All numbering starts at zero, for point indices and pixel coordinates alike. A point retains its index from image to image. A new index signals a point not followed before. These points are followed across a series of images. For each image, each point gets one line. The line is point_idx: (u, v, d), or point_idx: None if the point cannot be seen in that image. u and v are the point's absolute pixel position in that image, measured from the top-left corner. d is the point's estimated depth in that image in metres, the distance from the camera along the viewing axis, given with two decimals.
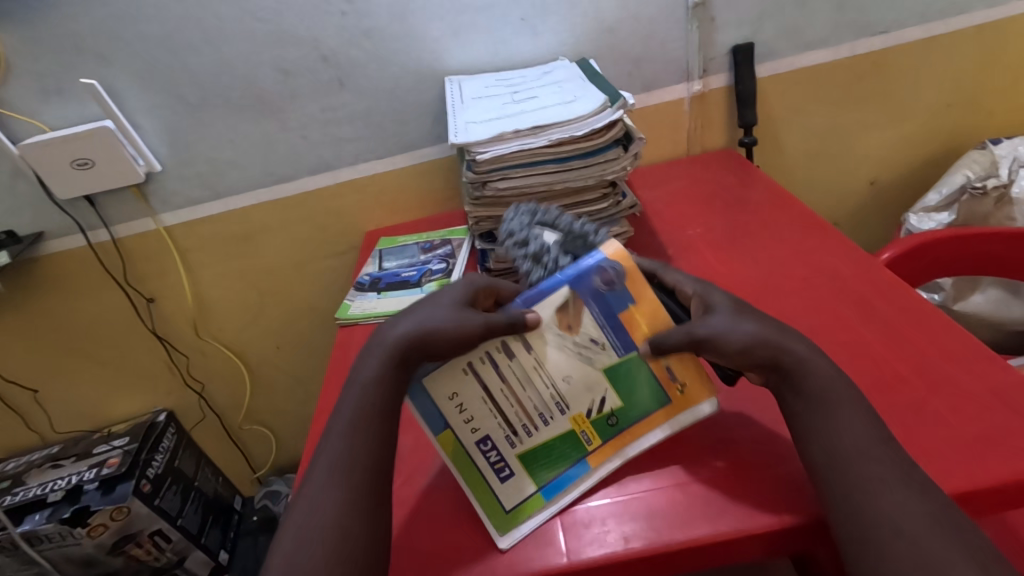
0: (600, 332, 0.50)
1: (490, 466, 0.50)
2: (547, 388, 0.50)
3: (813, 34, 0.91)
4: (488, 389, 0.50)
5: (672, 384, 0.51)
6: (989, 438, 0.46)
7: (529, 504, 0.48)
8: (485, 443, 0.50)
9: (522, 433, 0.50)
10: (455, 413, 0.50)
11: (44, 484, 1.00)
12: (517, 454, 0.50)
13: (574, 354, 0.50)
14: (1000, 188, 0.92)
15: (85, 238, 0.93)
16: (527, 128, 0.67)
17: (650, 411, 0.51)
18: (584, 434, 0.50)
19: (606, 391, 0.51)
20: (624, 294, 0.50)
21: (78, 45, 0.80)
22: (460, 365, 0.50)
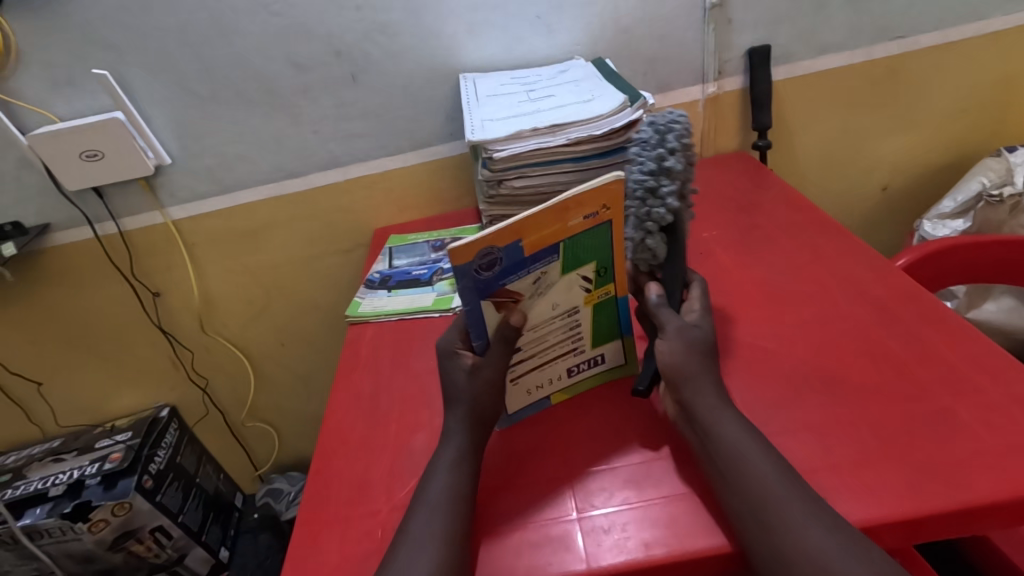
0: (528, 275, 0.49)
1: (589, 366, 0.58)
2: (562, 315, 0.54)
3: (831, 38, 0.90)
4: (535, 368, 0.55)
5: (597, 215, 0.48)
6: (1016, 448, 0.46)
7: (631, 345, 0.59)
8: (570, 370, 0.57)
9: (579, 340, 0.56)
10: (546, 386, 0.56)
11: (45, 478, 0.99)
12: (594, 345, 0.57)
13: (536, 297, 0.51)
14: (1015, 197, 0.90)
15: (93, 231, 0.93)
16: (545, 126, 0.66)
17: (607, 234, 0.50)
18: (601, 295, 0.54)
19: (579, 274, 0.52)
20: (507, 250, 0.46)
21: (90, 36, 0.79)
22: (523, 388, 0.55)
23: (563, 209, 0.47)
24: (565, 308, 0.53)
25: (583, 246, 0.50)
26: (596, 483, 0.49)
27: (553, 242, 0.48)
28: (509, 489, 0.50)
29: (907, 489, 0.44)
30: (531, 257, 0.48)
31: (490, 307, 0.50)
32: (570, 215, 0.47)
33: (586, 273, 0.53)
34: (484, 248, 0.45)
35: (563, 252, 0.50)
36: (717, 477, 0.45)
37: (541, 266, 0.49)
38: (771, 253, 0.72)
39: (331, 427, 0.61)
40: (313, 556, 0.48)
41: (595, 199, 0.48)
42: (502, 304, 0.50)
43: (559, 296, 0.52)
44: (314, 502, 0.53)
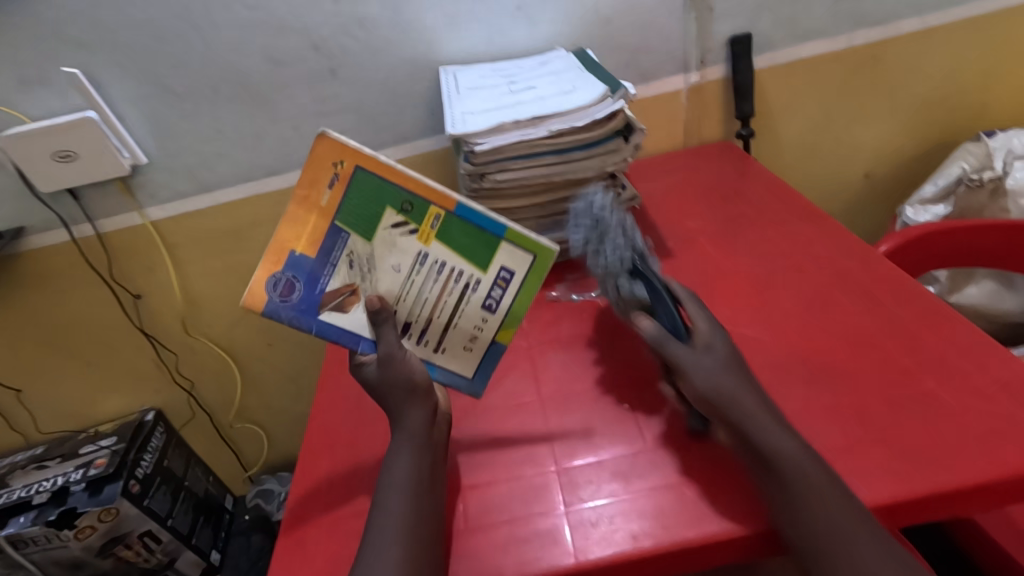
0: (334, 274, 0.51)
1: (499, 286, 0.53)
2: (413, 269, 0.51)
3: (811, 25, 0.90)
4: (444, 327, 0.54)
5: (338, 177, 0.48)
6: (998, 429, 0.46)
7: (520, 238, 0.51)
8: (489, 304, 0.53)
9: (460, 275, 0.52)
10: (480, 331, 0.54)
11: (29, 486, 0.98)
12: (483, 268, 0.52)
13: (369, 272, 0.51)
14: (995, 180, 0.91)
15: (69, 233, 0.91)
16: (527, 119, 0.65)
17: (371, 177, 0.49)
18: (432, 220, 0.50)
19: (386, 226, 0.50)
20: (288, 266, 0.50)
21: (59, 33, 0.77)
22: (459, 345, 0.55)
23: (303, 200, 0.49)
24: (413, 262, 0.51)
25: (368, 210, 0.49)
26: (584, 476, 0.49)
27: (326, 227, 0.50)
28: (498, 485, 0.50)
29: (890, 475, 0.45)
30: (321, 254, 0.50)
31: (337, 313, 0.52)
32: (314, 196, 0.49)
33: (395, 219, 0.50)
34: (268, 276, 0.50)
35: (348, 224, 0.50)
36: (778, 497, 0.42)
37: (351, 245, 0.50)
38: (755, 242, 0.72)
39: (316, 429, 0.60)
40: (300, 559, 0.48)
41: (319, 170, 0.48)
42: (337, 308, 0.51)
43: (402, 246, 0.51)
44: (299, 503, 0.52)
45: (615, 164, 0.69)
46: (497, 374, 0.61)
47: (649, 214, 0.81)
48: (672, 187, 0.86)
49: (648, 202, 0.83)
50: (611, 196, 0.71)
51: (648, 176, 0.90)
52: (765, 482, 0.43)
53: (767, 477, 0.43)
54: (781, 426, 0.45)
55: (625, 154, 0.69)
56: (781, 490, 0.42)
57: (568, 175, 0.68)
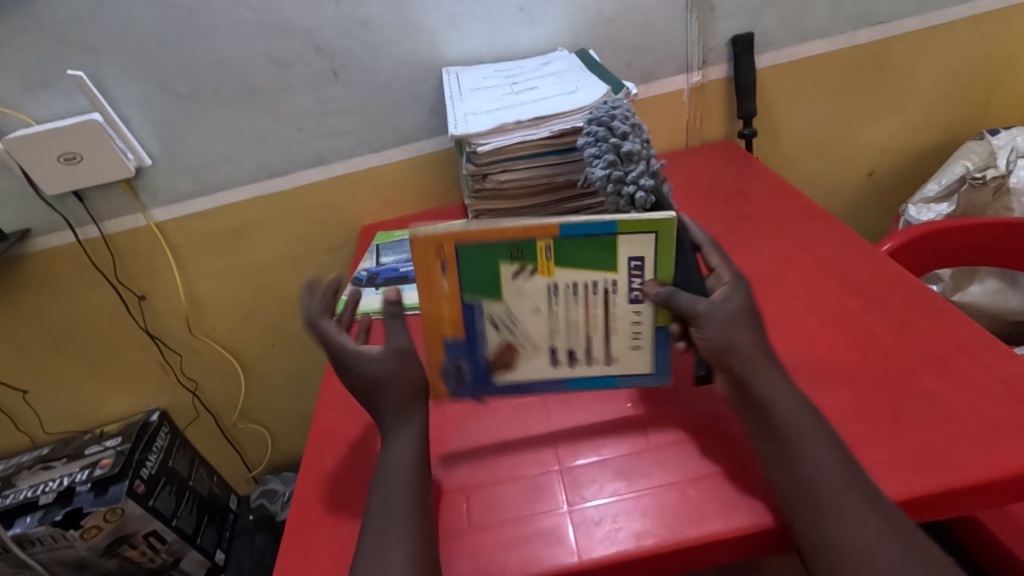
0: (486, 331, 0.52)
1: (638, 281, 0.50)
2: (557, 298, 0.51)
3: (813, 24, 0.90)
4: (607, 338, 0.52)
5: (445, 260, 0.50)
6: (1000, 428, 0.46)
7: (636, 224, 0.48)
8: (634, 295, 0.51)
9: (596, 285, 0.50)
10: (642, 325, 0.52)
11: (35, 486, 0.98)
12: (612, 270, 0.50)
13: (514, 322, 0.52)
14: (998, 179, 0.91)
15: (74, 235, 0.91)
16: (529, 119, 0.66)
17: (469, 244, 0.49)
18: (546, 253, 0.49)
19: (510, 279, 0.50)
20: (450, 348, 0.53)
21: (64, 36, 0.78)
22: (627, 349, 0.53)
23: (427, 291, 0.51)
24: (548, 297, 0.51)
25: (487, 275, 0.50)
26: (587, 475, 0.49)
27: (457, 306, 0.51)
28: (501, 484, 0.50)
29: (894, 475, 0.45)
30: (467, 331, 0.52)
31: (501, 372, 0.54)
32: (433, 285, 0.50)
33: (512, 267, 0.50)
34: (430, 360, 0.53)
35: (474, 294, 0.51)
36: (770, 455, 0.45)
37: (486, 312, 0.51)
38: (757, 241, 0.72)
39: (319, 429, 0.60)
40: (304, 559, 0.48)
41: (428, 263, 0.50)
42: (503, 367, 0.54)
43: (528, 289, 0.50)
44: (304, 503, 0.53)
45: None
46: None
47: None
48: (674, 187, 0.86)
49: None
50: None
51: None
52: (763, 439, 0.45)
53: (763, 429, 0.46)
54: (778, 378, 0.47)
55: None
56: (775, 446, 0.44)
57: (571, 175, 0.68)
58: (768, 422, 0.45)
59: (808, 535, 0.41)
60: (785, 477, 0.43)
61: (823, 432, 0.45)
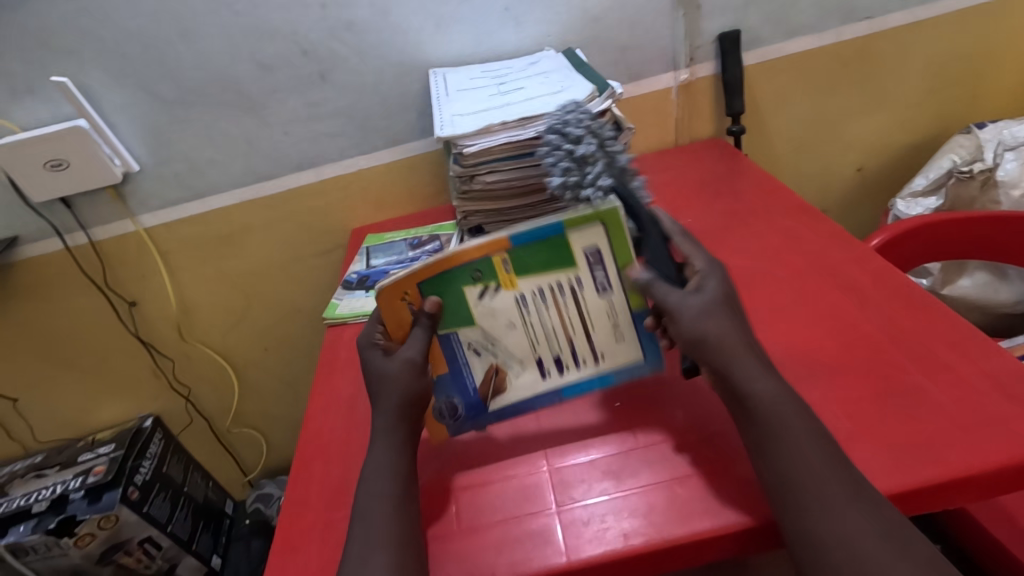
0: (467, 356, 0.54)
1: (603, 272, 0.51)
2: (527, 309, 0.52)
3: (800, 21, 0.90)
4: (587, 335, 0.53)
5: (411, 303, 0.51)
6: (985, 421, 0.47)
7: (581, 218, 0.49)
8: (601, 285, 0.52)
9: (562, 286, 0.52)
10: (620, 315, 0.53)
11: (28, 495, 0.98)
12: (572, 268, 0.51)
13: (493, 343, 0.53)
14: (986, 172, 0.92)
15: (63, 242, 0.91)
16: (515, 120, 0.66)
17: (431, 279, 0.50)
18: (505, 267, 0.50)
19: (479, 304, 0.52)
20: (438, 382, 0.54)
21: (48, 42, 0.77)
22: (613, 341, 0.54)
23: (399, 325, 0.53)
24: (519, 310, 0.52)
25: (458, 307, 0.52)
26: (576, 475, 0.49)
27: (435, 344, 0.53)
28: (491, 486, 0.50)
29: (881, 470, 0.45)
30: (450, 362, 0.54)
31: (495, 399, 0.55)
32: (402, 325, 0.52)
33: (478, 289, 0.51)
34: (432, 410, 0.54)
35: (450, 326, 0.52)
36: (752, 446, 0.44)
37: (462, 339, 0.53)
38: (745, 239, 0.72)
39: (309, 433, 0.60)
40: (294, 564, 0.48)
41: (397, 311, 0.52)
42: (496, 392, 0.55)
43: (497, 308, 0.52)
44: (294, 508, 0.53)
45: None
46: None
47: None
48: (663, 186, 0.86)
49: None
50: None
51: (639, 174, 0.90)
52: (741, 422, 0.45)
53: (743, 417, 0.45)
54: (757, 366, 0.46)
55: None
56: (756, 435, 0.44)
57: None
58: (753, 417, 0.44)
59: (793, 527, 0.40)
60: (770, 470, 0.43)
61: (803, 420, 0.44)
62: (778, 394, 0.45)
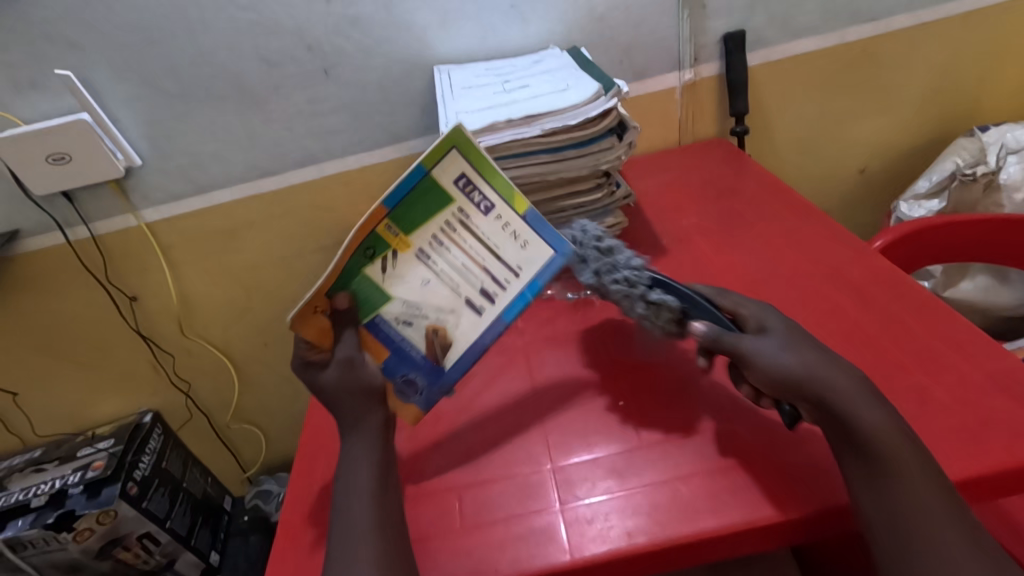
0: (400, 333, 0.53)
1: (484, 200, 0.52)
2: (433, 267, 0.53)
3: (805, 22, 0.90)
4: (497, 257, 0.53)
5: (326, 310, 0.52)
6: (988, 422, 0.47)
7: (429, 159, 0.50)
8: (485, 208, 0.53)
9: (450, 227, 0.53)
10: (523, 236, 0.53)
11: (27, 489, 0.98)
12: (450, 203, 0.52)
13: (416, 309, 0.53)
14: (988, 175, 0.92)
15: (64, 236, 0.91)
16: (520, 117, 0.65)
17: (333, 277, 0.50)
18: (387, 232, 0.51)
19: (389, 279, 0.52)
20: (386, 367, 0.53)
21: (51, 35, 0.77)
22: (525, 259, 0.53)
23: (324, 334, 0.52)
24: (426, 267, 0.52)
25: (371, 293, 0.52)
26: (579, 473, 0.49)
27: (364, 334, 0.53)
28: (494, 483, 0.50)
29: None
30: (388, 345, 0.53)
31: (439, 353, 0.53)
32: (328, 337, 0.52)
33: (380, 264, 0.52)
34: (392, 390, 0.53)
35: (368, 314, 0.53)
36: (861, 478, 0.41)
37: (389, 317, 0.53)
38: (749, 239, 0.72)
39: (311, 428, 0.60)
40: (296, 560, 0.48)
41: (322, 330, 0.52)
42: (444, 348, 0.53)
43: (404, 274, 0.52)
44: (296, 503, 0.52)
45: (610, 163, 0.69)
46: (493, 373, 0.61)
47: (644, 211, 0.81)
48: (666, 185, 0.86)
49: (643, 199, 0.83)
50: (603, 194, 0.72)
51: (643, 174, 0.90)
52: (851, 455, 0.42)
53: (851, 449, 0.42)
54: (866, 398, 0.44)
55: (619, 153, 0.69)
56: (867, 467, 0.41)
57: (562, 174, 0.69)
58: (850, 437, 0.42)
59: (890, 547, 0.39)
60: (872, 502, 0.41)
61: (919, 460, 0.41)
62: (886, 426, 0.42)
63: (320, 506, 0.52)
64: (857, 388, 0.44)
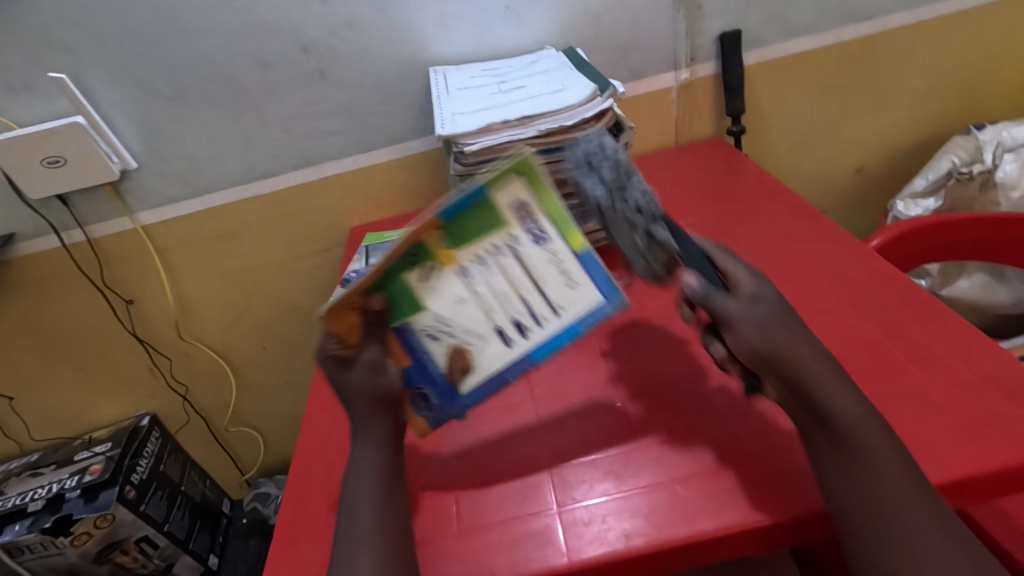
0: (429, 348, 0.52)
1: (544, 227, 0.50)
2: (473, 290, 0.51)
3: (800, 21, 0.90)
4: (540, 291, 0.51)
5: (358, 310, 0.49)
6: (986, 421, 0.47)
7: (500, 177, 0.48)
8: (538, 237, 0.51)
9: (501, 250, 0.50)
10: (561, 270, 0.51)
11: (24, 493, 0.97)
12: (510, 227, 0.50)
13: (444, 327, 0.51)
14: (985, 173, 0.93)
15: (60, 239, 0.90)
16: (516, 118, 0.66)
17: (372, 276, 0.48)
18: (435, 241, 0.49)
19: (423, 286, 0.50)
20: (404, 377, 0.52)
21: (46, 38, 0.77)
22: (563, 297, 0.51)
23: (348, 331, 0.50)
24: (463, 284, 0.50)
25: (404, 300, 0.50)
26: (576, 476, 0.49)
27: (389, 340, 0.51)
28: (490, 486, 0.50)
29: None
30: (411, 353, 0.52)
31: (462, 381, 0.52)
32: (354, 333, 0.50)
33: (415, 275, 0.50)
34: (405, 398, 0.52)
35: (398, 319, 0.51)
36: (826, 473, 0.42)
37: (417, 327, 0.51)
38: (746, 239, 0.72)
39: (308, 432, 0.60)
40: (293, 565, 0.48)
41: (346, 327, 0.50)
42: (465, 372, 0.52)
43: (440, 286, 0.50)
44: (293, 507, 0.52)
45: None
46: None
47: None
48: (662, 185, 0.86)
49: None
50: None
51: (640, 174, 0.90)
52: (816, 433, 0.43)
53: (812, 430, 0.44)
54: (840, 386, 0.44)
55: None
56: (838, 457, 0.42)
57: None
58: (825, 424, 0.43)
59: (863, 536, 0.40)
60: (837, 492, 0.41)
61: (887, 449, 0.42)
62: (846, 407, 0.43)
63: (317, 510, 0.52)
64: (825, 366, 0.45)
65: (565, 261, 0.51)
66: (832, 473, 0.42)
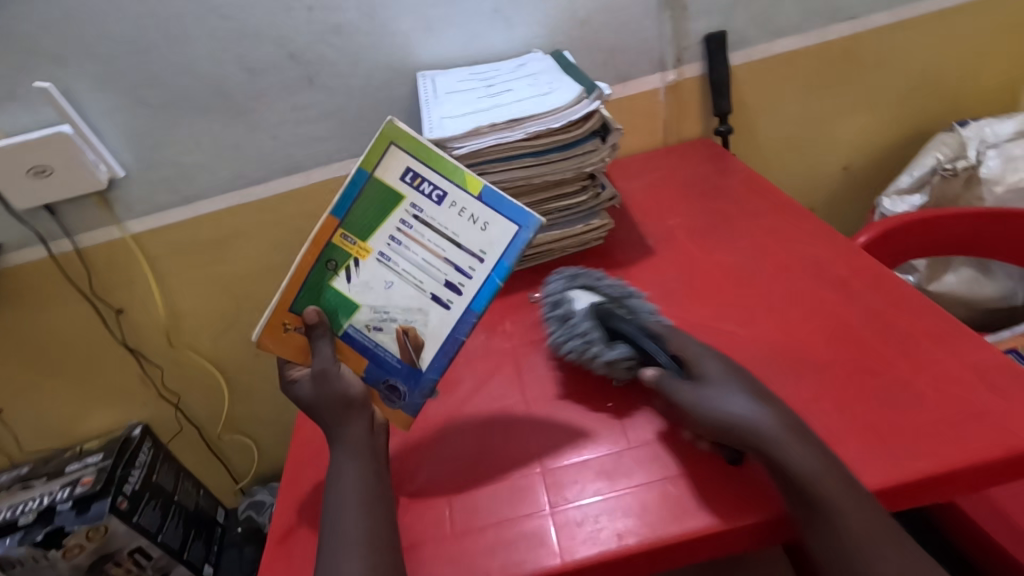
0: (377, 340, 0.53)
1: (434, 187, 0.52)
2: (399, 268, 0.53)
3: (785, 21, 0.91)
4: (457, 244, 0.52)
5: (297, 326, 0.53)
6: (973, 414, 0.47)
7: (371, 158, 0.52)
8: (437, 197, 0.52)
9: (406, 224, 0.53)
10: (467, 220, 0.52)
11: (14, 506, 0.96)
12: (403, 199, 0.52)
13: (381, 309, 0.53)
14: (969, 169, 0.94)
15: (48, 249, 0.90)
16: (503, 122, 0.65)
17: (297, 290, 0.53)
18: (345, 241, 0.53)
19: (351, 285, 0.53)
20: (366, 374, 0.54)
21: (30, 48, 0.76)
22: (484, 245, 0.52)
23: (300, 352, 0.54)
24: (387, 267, 0.53)
25: (340, 304, 0.53)
26: (569, 476, 0.49)
27: (337, 346, 0.54)
28: (483, 488, 0.50)
29: (873, 465, 0.45)
30: (365, 353, 0.54)
31: (417, 356, 0.53)
32: (302, 353, 0.54)
33: (342, 275, 0.53)
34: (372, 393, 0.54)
35: (337, 324, 0.54)
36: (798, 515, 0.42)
37: (359, 324, 0.53)
38: (734, 238, 0.72)
39: (301, 438, 0.60)
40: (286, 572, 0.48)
41: (293, 349, 0.54)
42: (416, 348, 0.53)
43: (368, 278, 0.53)
44: (286, 514, 0.52)
45: (594, 165, 0.69)
46: (482, 377, 0.60)
47: (630, 213, 0.81)
48: (651, 186, 0.87)
49: (630, 201, 0.84)
50: (589, 196, 0.72)
51: (630, 175, 0.91)
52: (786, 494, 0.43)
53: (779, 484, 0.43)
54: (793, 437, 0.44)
55: (603, 155, 0.69)
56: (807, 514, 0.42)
57: (547, 176, 0.69)
58: (789, 484, 0.43)
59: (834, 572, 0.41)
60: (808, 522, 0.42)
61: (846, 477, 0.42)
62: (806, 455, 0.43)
63: (311, 516, 0.52)
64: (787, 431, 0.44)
65: (465, 205, 0.52)
66: (800, 485, 0.42)
